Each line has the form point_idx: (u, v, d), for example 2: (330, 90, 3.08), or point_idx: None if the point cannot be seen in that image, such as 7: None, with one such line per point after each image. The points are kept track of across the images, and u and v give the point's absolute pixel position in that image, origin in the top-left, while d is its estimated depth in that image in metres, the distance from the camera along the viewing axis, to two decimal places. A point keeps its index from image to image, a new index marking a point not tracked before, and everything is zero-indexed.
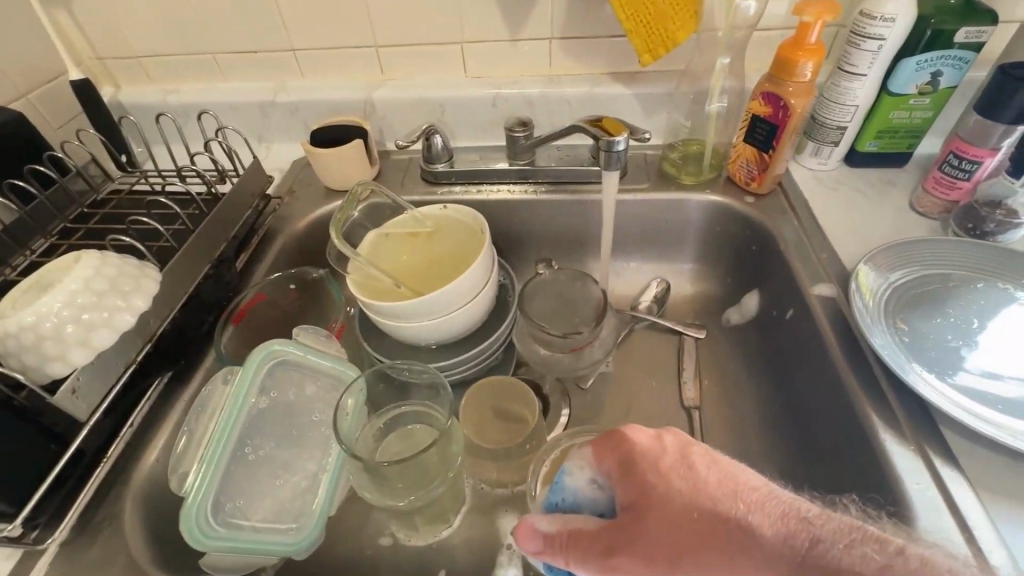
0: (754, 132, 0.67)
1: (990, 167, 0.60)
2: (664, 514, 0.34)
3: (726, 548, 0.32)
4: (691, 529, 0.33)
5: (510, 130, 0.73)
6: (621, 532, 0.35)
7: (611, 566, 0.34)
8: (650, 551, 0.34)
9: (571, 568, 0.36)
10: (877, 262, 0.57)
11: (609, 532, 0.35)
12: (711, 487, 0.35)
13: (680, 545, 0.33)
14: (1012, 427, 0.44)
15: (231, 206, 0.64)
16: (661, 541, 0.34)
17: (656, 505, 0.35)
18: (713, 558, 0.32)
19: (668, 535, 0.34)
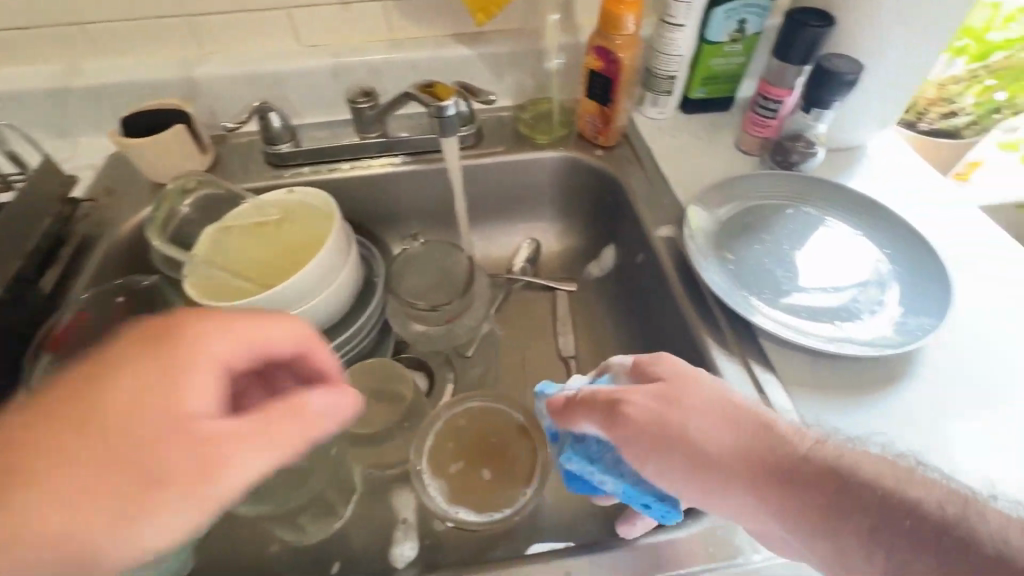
0: (593, 86, 0.69)
1: (790, 104, 0.67)
2: (697, 417, 0.39)
3: (753, 461, 0.37)
4: (719, 418, 0.39)
5: (353, 101, 0.69)
6: (653, 414, 0.40)
7: (628, 431, 0.40)
8: (679, 447, 0.38)
9: (582, 424, 0.43)
10: (705, 201, 0.63)
11: (642, 414, 0.40)
12: (748, 415, 0.39)
13: (711, 455, 0.38)
14: (812, 330, 0.52)
15: (20, 215, 0.54)
16: (687, 431, 0.38)
17: (686, 399, 0.40)
18: (730, 442, 0.38)
19: (693, 420, 0.39)
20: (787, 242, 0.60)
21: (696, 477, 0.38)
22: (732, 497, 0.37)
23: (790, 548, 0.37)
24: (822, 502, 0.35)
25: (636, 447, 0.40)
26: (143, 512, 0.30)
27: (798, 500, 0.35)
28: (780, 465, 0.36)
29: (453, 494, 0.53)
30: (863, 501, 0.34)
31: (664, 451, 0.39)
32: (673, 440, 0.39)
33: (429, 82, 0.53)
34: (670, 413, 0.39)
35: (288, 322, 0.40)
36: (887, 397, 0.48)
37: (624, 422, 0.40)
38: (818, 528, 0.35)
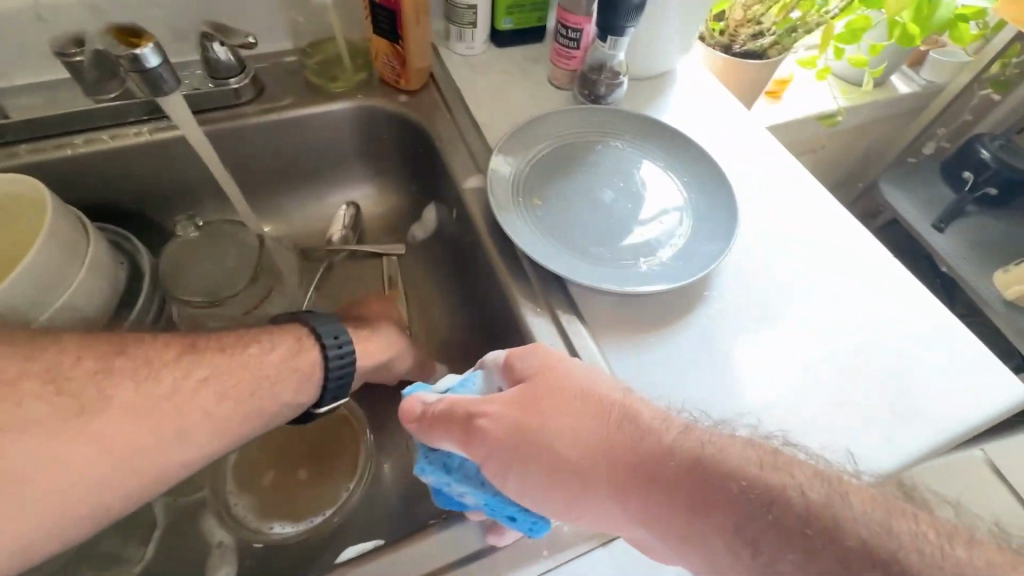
0: (378, 22, 0.60)
1: (591, 33, 0.64)
2: (557, 419, 0.37)
3: (612, 462, 0.36)
4: (583, 423, 0.37)
5: (60, 52, 0.52)
6: (509, 421, 0.38)
7: (477, 438, 0.38)
8: (534, 456, 0.37)
9: (437, 438, 0.41)
10: (512, 147, 0.59)
11: (496, 421, 0.38)
12: (611, 411, 0.37)
13: (566, 461, 0.36)
14: (614, 272, 0.51)
15: None
16: (547, 440, 0.37)
17: (547, 404, 0.38)
18: (593, 446, 0.36)
19: (560, 431, 0.37)
20: (592, 186, 0.58)
21: (561, 485, 0.37)
22: (599, 501, 0.36)
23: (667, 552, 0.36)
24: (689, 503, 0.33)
25: (503, 464, 0.38)
26: (211, 404, 0.41)
27: (664, 502, 0.34)
28: (643, 463, 0.35)
29: (263, 509, 0.49)
30: (726, 500, 0.32)
31: (529, 463, 0.37)
32: (537, 452, 0.37)
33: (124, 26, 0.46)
34: (531, 426, 0.38)
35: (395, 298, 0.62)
36: (685, 335, 0.50)
37: (478, 435, 0.38)
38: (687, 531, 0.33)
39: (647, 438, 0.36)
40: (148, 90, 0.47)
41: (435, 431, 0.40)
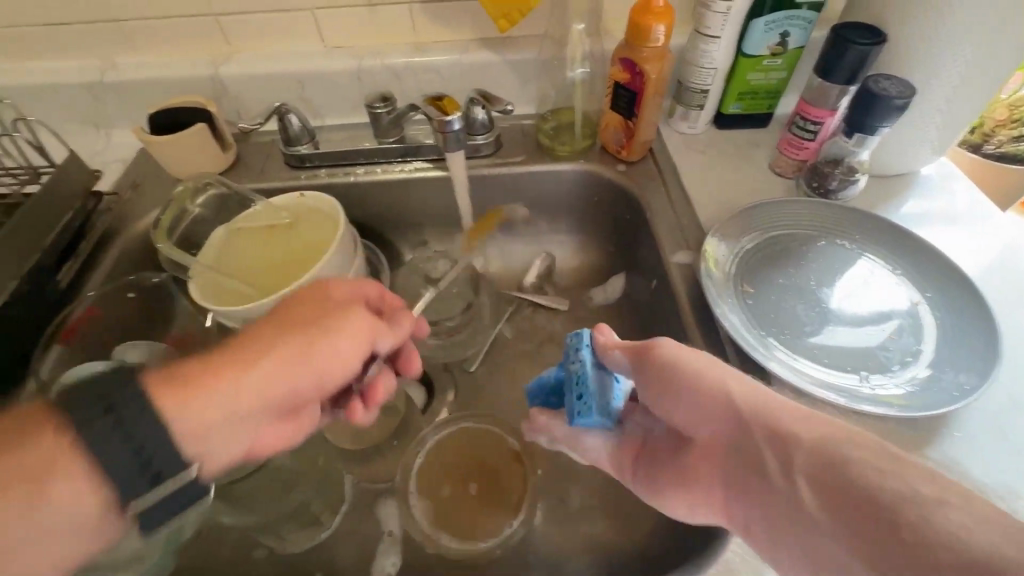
0: (617, 99, 0.66)
1: (831, 127, 0.62)
2: (727, 379, 0.37)
3: (760, 427, 0.34)
4: (742, 381, 0.37)
5: (370, 107, 0.68)
6: (685, 360, 0.40)
7: (641, 359, 0.41)
8: (682, 395, 0.38)
9: (611, 351, 0.45)
10: (727, 230, 0.58)
11: (661, 355, 0.40)
12: (793, 408, 0.34)
13: (719, 415, 0.36)
14: (834, 381, 0.47)
15: (44, 209, 0.56)
16: (707, 390, 0.37)
17: (721, 371, 0.38)
18: (759, 407, 0.35)
19: (720, 379, 0.37)
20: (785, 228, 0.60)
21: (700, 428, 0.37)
22: (731, 462, 0.35)
23: (765, 529, 0.33)
24: (812, 479, 0.31)
25: (646, 374, 0.41)
26: (228, 404, 0.35)
27: (786, 468, 0.32)
28: (786, 432, 0.33)
29: (436, 519, 0.52)
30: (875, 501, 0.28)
31: (670, 390, 0.39)
32: (679, 383, 0.38)
33: (438, 95, 0.56)
34: (686, 360, 0.39)
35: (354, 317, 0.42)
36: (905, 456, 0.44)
37: (654, 362, 0.40)
38: (813, 512, 0.30)
39: (811, 423, 0.33)
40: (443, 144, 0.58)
41: (618, 345, 0.44)
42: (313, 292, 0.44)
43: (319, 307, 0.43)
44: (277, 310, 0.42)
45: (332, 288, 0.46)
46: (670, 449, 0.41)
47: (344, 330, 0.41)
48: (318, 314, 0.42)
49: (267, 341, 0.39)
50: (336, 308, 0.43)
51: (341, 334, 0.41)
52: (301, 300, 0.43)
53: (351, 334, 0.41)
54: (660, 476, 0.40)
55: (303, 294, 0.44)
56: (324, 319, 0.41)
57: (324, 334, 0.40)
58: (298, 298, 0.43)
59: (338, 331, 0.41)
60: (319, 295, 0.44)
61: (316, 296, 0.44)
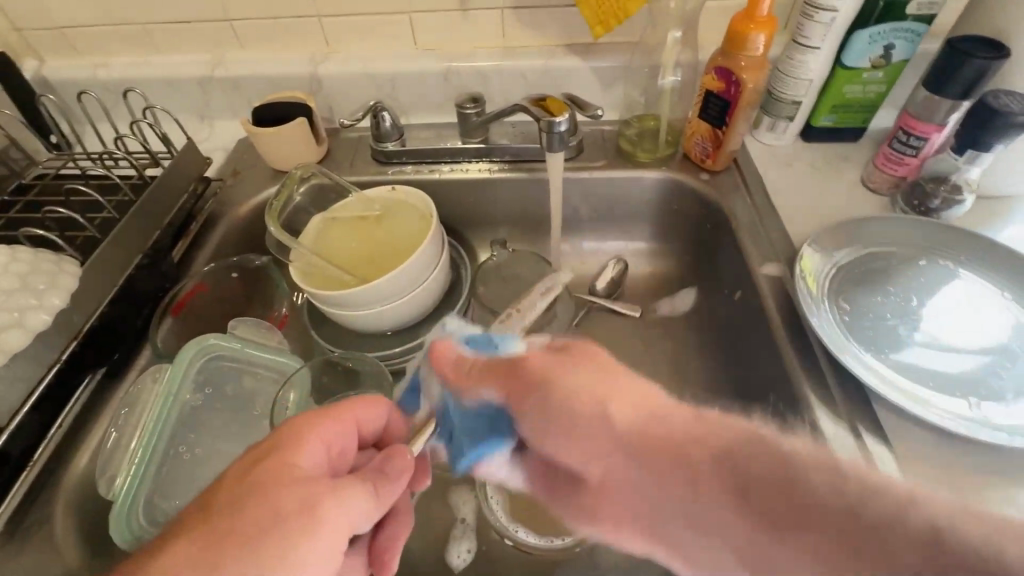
0: (707, 108, 0.65)
1: (937, 143, 0.60)
2: (603, 429, 0.35)
3: (622, 452, 0.34)
4: (638, 385, 0.37)
5: (460, 107, 0.70)
6: (521, 382, 0.39)
7: (484, 379, 0.41)
8: (552, 424, 0.37)
9: (460, 385, 0.42)
10: (822, 243, 0.57)
11: (507, 381, 0.40)
12: (659, 431, 0.33)
13: (585, 445, 0.36)
14: (939, 403, 0.46)
15: (164, 190, 0.60)
16: (614, 411, 0.35)
17: (567, 364, 0.39)
18: (636, 421, 0.34)
19: (566, 390, 0.37)
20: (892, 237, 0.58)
21: (579, 441, 0.36)
22: (605, 483, 0.36)
23: (645, 528, 0.35)
24: (691, 492, 0.32)
25: (518, 393, 0.39)
26: None
27: (655, 481, 0.33)
28: (646, 438, 0.33)
29: (513, 513, 0.54)
30: (784, 487, 0.29)
31: (582, 425, 0.36)
32: (582, 417, 0.36)
33: (541, 96, 0.60)
34: (571, 372, 0.37)
35: (349, 502, 0.37)
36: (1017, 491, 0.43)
37: (523, 373, 0.39)
38: (760, 551, 0.29)
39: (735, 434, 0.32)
40: (543, 145, 0.60)
41: (474, 375, 0.42)
42: (273, 472, 0.36)
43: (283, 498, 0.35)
44: (220, 498, 0.34)
45: (298, 463, 0.37)
46: (558, 475, 0.41)
47: (336, 516, 0.36)
48: (302, 503, 0.35)
49: (216, 556, 0.32)
50: (301, 511, 0.34)
51: (310, 547, 0.34)
52: (255, 486, 0.35)
53: (321, 548, 0.34)
54: (605, 515, 0.37)
55: (257, 473, 0.35)
56: (281, 527, 0.33)
57: (281, 556, 0.33)
58: (252, 481, 0.35)
59: (300, 547, 0.34)
60: (280, 474, 0.36)
61: (277, 477, 0.35)
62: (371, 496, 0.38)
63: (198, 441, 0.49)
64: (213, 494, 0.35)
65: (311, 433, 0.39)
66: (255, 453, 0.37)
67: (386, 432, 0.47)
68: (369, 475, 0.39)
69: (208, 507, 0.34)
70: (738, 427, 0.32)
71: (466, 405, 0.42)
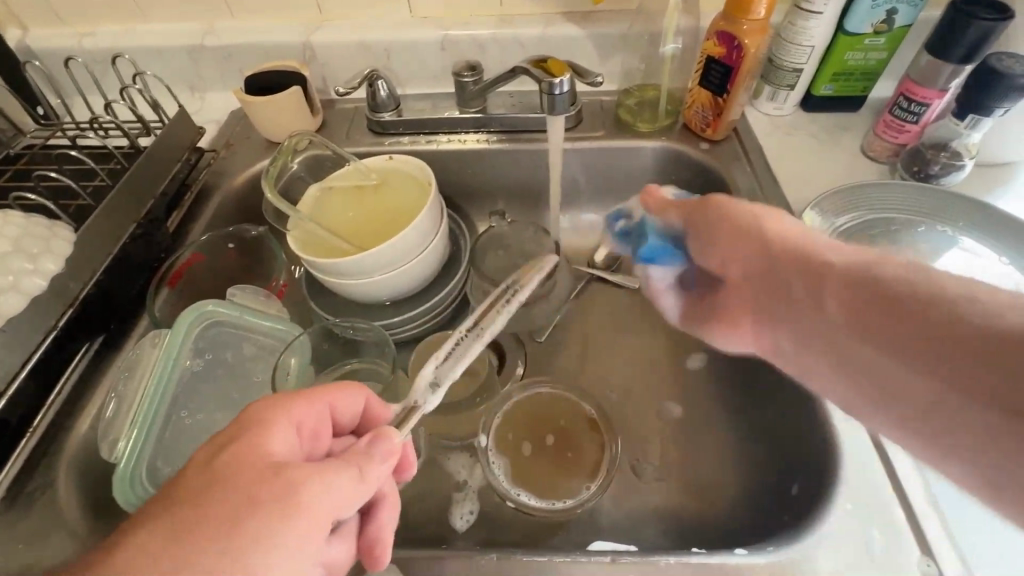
0: (708, 75, 0.65)
1: (937, 109, 0.60)
2: (791, 274, 0.39)
3: (803, 275, 0.38)
4: (808, 237, 0.40)
5: (458, 75, 0.69)
6: (693, 211, 0.48)
7: (663, 208, 0.51)
8: (743, 297, 0.46)
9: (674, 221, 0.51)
10: (823, 207, 0.58)
11: (693, 210, 0.48)
12: (790, 240, 0.40)
13: (761, 296, 0.43)
14: None
15: (156, 159, 0.59)
16: (778, 244, 0.40)
17: (709, 221, 0.46)
18: (751, 266, 0.43)
19: (765, 228, 0.41)
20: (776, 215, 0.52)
21: (740, 248, 0.43)
22: (788, 319, 0.41)
23: (822, 355, 0.38)
24: (811, 297, 0.37)
25: (698, 216, 0.47)
26: None
27: (797, 281, 0.39)
28: (863, 277, 0.34)
29: (515, 477, 0.54)
30: (904, 311, 0.31)
31: (737, 235, 0.43)
32: (737, 227, 0.43)
33: (543, 57, 0.59)
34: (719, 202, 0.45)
35: (331, 481, 0.36)
36: None
37: (738, 234, 0.43)
38: (879, 324, 0.32)
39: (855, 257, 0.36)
40: (544, 108, 0.59)
41: (669, 207, 0.51)
42: (237, 458, 0.35)
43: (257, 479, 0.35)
44: (187, 484, 0.34)
45: (268, 448, 0.36)
46: (710, 291, 0.53)
47: (316, 496, 0.35)
48: (270, 488, 0.34)
49: (190, 537, 0.31)
50: (274, 494, 0.34)
51: (288, 527, 0.33)
52: (224, 471, 0.34)
53: (300, 531, 0.34)
54: (726, 310, 0.50)
55: (220, 461, 0.35)
56: (254, 508, 0.33)
57: (254, 537, 0.32)
58: (215, 469, 0.34)
59: (278, 528, 0.33)
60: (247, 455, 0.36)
61: (242, 463, 0.35)
62: (356, 477, 0.37)
63: (199, 406, 0.49)
64: (180, 482, 0.35)
65: (286, 416, 0.39)
66: (220, 439, 0.37)
67: (365, 423, 0.47)
68: (353, 458, 0.38)
69: (174, 494, 0.34)
70: (902, 269, 0.33)
71: (658, 226, 0.52)
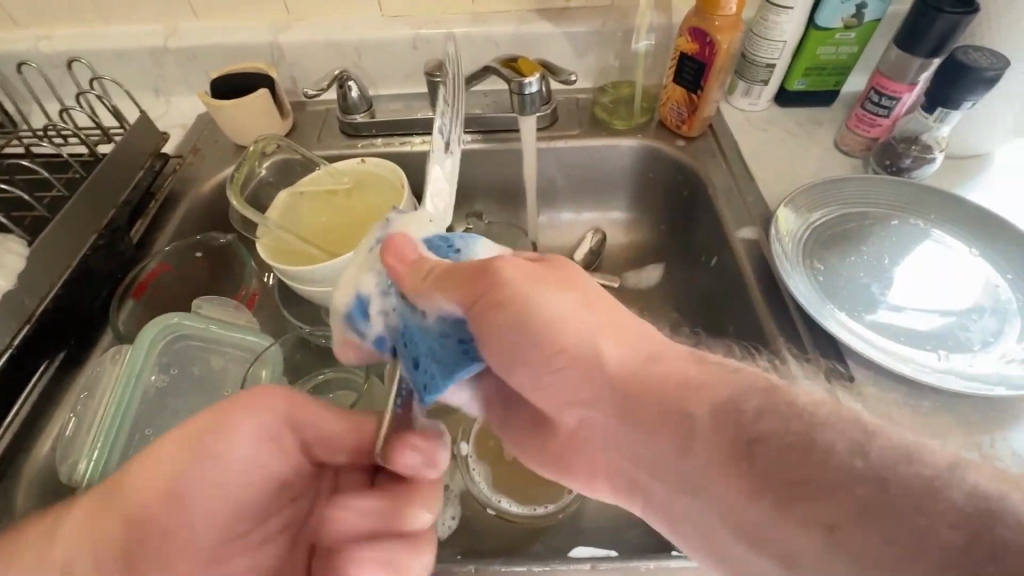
0: (682, 71, 0.64)
1: (907, 102, 0.60)
2: (651, 415, 0.28)
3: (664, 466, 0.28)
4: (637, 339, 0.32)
5: (430, 75, 0.68)
6: (475, 303, 0.34)
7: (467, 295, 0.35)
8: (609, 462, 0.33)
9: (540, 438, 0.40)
10: (797, 203, 0.58)
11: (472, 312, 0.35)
12: (659, 388, 0.28)
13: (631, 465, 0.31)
14: (907, 355, 0.47)
15: (117, 166, 0.57)
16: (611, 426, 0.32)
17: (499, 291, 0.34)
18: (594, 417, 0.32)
19: (611, 351, 0.31)
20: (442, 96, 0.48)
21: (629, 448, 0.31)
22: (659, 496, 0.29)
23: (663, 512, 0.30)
24: (681, 440, 0.26)
25: (487, 312, 0.33)
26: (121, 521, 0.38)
27: (648, 431, 0.28)
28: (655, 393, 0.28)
29: (496, 482, 0.53)
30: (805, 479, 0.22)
31: (549, 360, 0.32)
32: (547, 339, 0.32)
33: (512, 57, 0.59)
34: (586, 279, 0.36)
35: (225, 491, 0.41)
36: (983, 437, 0.44)
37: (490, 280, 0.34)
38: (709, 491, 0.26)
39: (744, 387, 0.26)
40: (515, 107, 0.59)
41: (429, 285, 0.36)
42: (204, 446, 0.39)
43: (241, 477, 0.41)
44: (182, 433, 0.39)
45: (226, 451, 0.40)
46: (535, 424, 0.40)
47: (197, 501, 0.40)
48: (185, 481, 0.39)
49: (144, 483, 0.38)
50: (170, 497, 0.39)
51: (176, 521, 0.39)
52: (197, 467, 0.39)
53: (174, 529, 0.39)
54: (590, 463, 0.35)
55: (190, 440, 0.39)
56: (177, 487, 0.39)
57: (163, 516, 0.39)
58: (188, 442, 0.39)
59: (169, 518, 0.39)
60: (227, 450, 0.40)
61: (200, 451, 0.39)
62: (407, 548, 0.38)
63: (165, 423, 0.47)
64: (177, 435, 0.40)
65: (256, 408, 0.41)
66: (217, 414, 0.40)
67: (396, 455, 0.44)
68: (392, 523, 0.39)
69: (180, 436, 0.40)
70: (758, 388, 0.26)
71: (430, 324, 0.37)
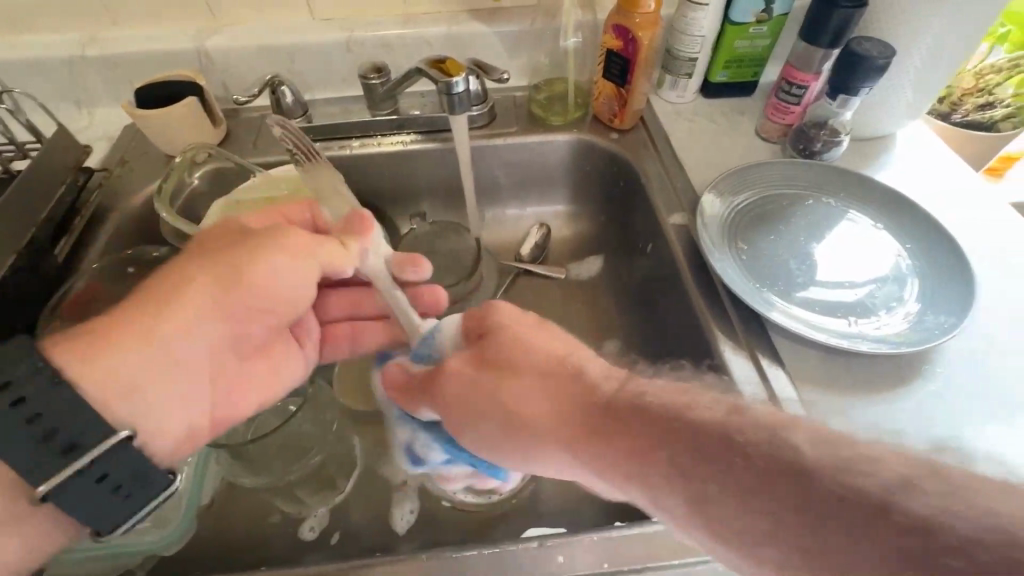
0: (610, 67, 0.67)
1: (815, 91, 0.65)
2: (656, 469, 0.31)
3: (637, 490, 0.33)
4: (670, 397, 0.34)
5: (364, 77, 0.68)
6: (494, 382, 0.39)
7: (493, 394, 0.39)
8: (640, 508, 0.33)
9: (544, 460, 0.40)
10: (720, 189, 0.62)
11: (498, 389, 0.39)
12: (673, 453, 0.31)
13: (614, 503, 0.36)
14: (822, 324, 0.51)
15: (34, 183, 0.55)
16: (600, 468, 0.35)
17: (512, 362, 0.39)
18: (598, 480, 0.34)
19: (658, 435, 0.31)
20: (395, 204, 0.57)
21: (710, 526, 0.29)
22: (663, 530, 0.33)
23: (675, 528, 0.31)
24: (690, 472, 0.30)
25: (494, 386, 0.39)
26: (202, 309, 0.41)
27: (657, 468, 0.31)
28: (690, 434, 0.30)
29: None
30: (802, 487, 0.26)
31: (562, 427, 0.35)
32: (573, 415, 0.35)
33: (441, 58, 0.60)
34: (522, 334, 0.41)
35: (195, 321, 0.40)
36: (892, 393, 0.48)
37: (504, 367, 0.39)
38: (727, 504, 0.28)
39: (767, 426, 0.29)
40: (444, 106, 0.60)
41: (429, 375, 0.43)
42: (236, 270, 0.43)
43: (285, 292, 0.46)
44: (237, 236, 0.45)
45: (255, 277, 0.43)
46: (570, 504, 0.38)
47: (178, 309, 0.39)
48: (177, 293, 0.40)
49: (163, 302, 0.39)
50: (165, 305, 0.39)
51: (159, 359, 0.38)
52: (224, 295, 0.42)
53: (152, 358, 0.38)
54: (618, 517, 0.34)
55: (232, 248, 0.43)
56: (173, 305, 0.39)
57: (153, 313, 0.38)
58: (229, 255, 0.43)
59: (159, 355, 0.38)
60: (274, 269, 0.44)
61: (237, 269, 0.43)
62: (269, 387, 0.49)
63: None
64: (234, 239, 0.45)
65: (284, 248, 0.45)
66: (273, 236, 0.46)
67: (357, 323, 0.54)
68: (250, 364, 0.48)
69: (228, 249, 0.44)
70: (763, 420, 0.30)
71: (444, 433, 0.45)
